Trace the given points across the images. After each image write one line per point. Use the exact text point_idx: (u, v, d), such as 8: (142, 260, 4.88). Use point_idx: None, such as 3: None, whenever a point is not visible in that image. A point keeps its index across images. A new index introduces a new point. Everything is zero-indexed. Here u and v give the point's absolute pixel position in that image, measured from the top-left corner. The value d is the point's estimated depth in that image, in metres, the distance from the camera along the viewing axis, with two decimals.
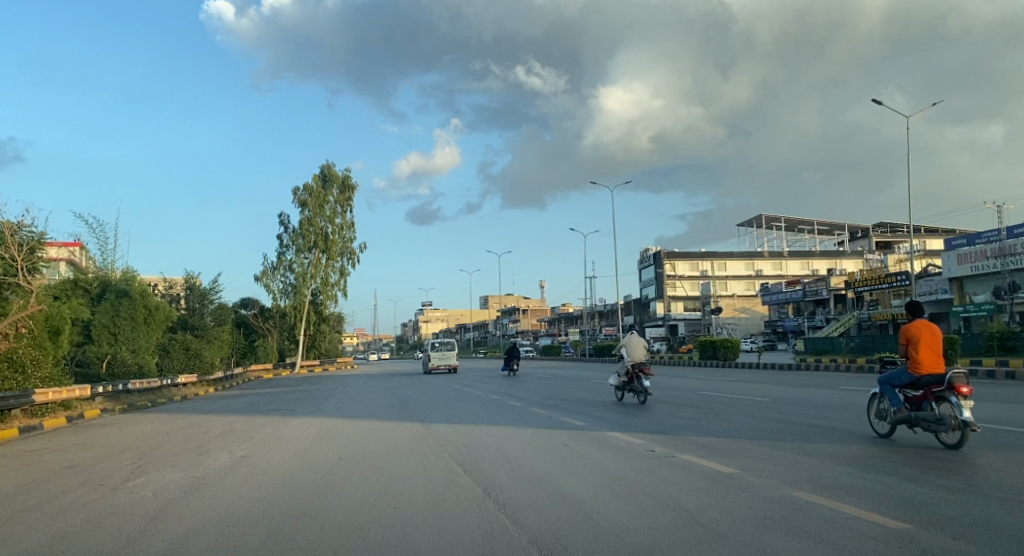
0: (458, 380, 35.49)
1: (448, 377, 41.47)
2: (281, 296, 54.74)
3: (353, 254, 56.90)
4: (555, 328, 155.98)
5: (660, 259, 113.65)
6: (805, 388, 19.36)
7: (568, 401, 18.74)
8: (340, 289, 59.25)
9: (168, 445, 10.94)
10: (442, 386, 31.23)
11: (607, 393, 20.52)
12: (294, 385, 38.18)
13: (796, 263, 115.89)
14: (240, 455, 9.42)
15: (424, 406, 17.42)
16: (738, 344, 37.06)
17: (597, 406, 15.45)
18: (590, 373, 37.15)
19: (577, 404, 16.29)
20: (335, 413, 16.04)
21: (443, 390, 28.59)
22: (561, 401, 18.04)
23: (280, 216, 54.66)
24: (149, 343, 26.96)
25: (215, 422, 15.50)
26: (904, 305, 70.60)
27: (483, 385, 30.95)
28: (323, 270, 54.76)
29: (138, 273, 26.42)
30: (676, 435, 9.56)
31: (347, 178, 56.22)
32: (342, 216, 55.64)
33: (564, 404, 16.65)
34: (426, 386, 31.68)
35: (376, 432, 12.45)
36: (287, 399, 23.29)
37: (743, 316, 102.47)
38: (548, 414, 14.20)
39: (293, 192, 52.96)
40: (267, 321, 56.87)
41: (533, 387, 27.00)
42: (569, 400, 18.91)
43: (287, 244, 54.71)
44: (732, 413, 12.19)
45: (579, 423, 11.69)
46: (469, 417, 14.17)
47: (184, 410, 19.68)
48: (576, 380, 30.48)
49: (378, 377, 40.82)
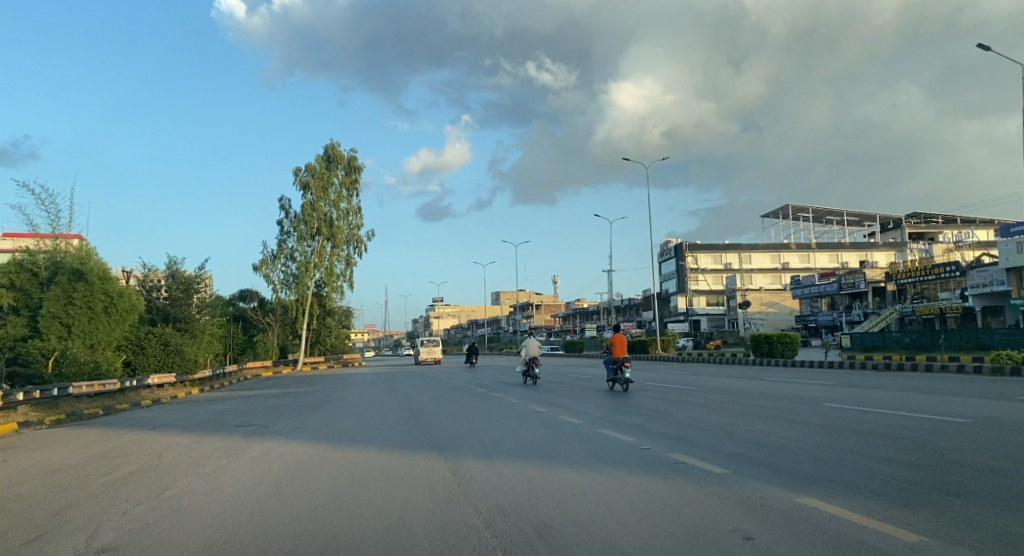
0: (477, 380, 31.13)
1: (465, 375, 37.19)
2: (282, 288, 50.49)
3: (359, 243, 52.62)
4: (570, 324, 151.05)
5: (682, 252, 108.78)
6: (938, 396, 14.88)
7: (629, 407, 14.47)
8: (346, 280, 55.04)
9: (22, 502, 6.49)
10: (459, 387, 26.99)
11: (674, 398, 16.00)
12: (292, 385, 33.86)
13: (824, 255, 110.50)
14: (105, 544, 4.93)
15: (445, 417, 13.23)
16: (798, 340, 32.46)
17: (685, 422, 11.17)
18: (626, 371, 32.78)
19: (655, 415, 12.04)
20: (326, 429, 11.88)
21: (463, 393, 24.35)
22: (624, 409, 13.77)
23: (281, 201, 50.34)
24: (112, 336, 22.59)
25: (160, 440, 11.38)
26: (954, 298, 65.35)
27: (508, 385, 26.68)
28: (327, 259, 50.46)
29: (96, 252, 21.98)
30: (938, 510, 4.97)
31: (354, 159, 51.80)
32: (348, 201, 51.25)
33: (634, 415, 12.41)
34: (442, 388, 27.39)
35: (384, 467, 8.31)
36: (272, 406, 18.94)
37: (772, 311, 95.83)
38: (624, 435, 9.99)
39: (295, 173, 48.48)
40: (267, 315, 52.66)
41: (569, 387, 22.66)
42: (633, 406, 14.66)
43: (288, 231, 50.39)
44: (926, 432, 7.96)
45: (698, 455, 7.46)
46: (512, 441, 9.96)
47: (136, 421, 15.40)
48: (617, 379, 26.18)
49: (387, 377, 36.50)
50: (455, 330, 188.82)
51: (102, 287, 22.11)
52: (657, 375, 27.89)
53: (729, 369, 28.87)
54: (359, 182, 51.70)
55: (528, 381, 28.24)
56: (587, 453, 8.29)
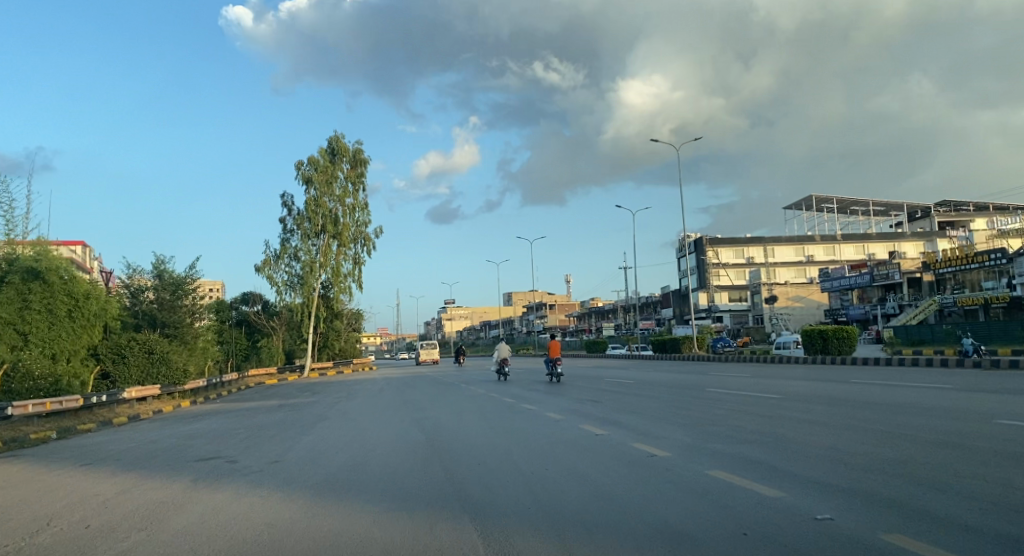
0: (499, 385, 28.02)
1: (483, 378, 33.94)
2: (287, 289, 47.42)
3: (367, 241, 49.59)
4: (586, 323, 147.38)
5: (701, 246, 105.15)
6: None
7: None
8: (354, 280, 52.11)
9: None
10: (478, 395, 23.86)
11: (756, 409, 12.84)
12: (294, 394, 30.84)
13: (850, 247, 106.47)
14: None
15: (475, 445, 10.04)
16: (856, 334, 29.07)
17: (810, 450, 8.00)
18: (664, 371, 29.55)
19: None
20: (312, 470, 8.66)
21: (484, 402, 21.14)
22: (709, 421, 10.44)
23: (283, 197, 47.30)
24: (76, 346, 19.56)
25: (81, 483, 8.23)
26: (1000, 287, 61.45)
27: (536, 390, 23.50)
28: (333, 258, 47.50)
29: (51, 246, 18.74)
30: None
31: (360, 152, 48.63)
32: (354, 196, 48.14)
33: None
34: (460, 395, 24.25)
35: (388, 550, 5.12)
36: (260, 424, 15.87)
37: (798, 306, 92.08)
38: (752, 471, 6.62)
39: (297, 167, 45.29)
40: (271, 319, 49.65)
41: (608, 389, 19.39)
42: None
43: (291, 229, 47.32)
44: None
45: (936, 544, 4.27)
46: (583, 497, 6.65)
47: (83, 449, 12.33)
48: (659, 380, 22.94)
49: (399, 384, 33.48)
50: (468, 331, 186.01)
51: (60, 289, 19.03)
52: (702, 375, 24.57)
53: (784, 370, 25.48)
54: (366, 175, 48.54)
55: (557, 385, 25.03)
56: (731, 532, 4.98)
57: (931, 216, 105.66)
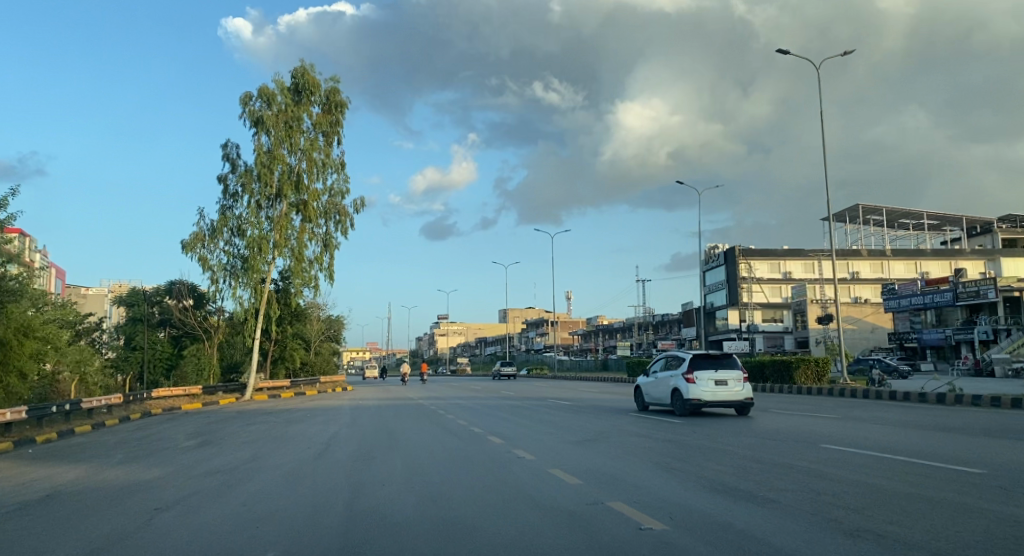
0: (557, 429, 14.87)
1: (508, 413, 20.74)
2: (225, 277, 34.34)
3: (342, 216, 36.67)
4: (593, 342, 134.03)
5: (734, 257, 92.42)
6: None
7: None
8: (324, 270, 39.20)
9: None
10: (535, 452, 10.64)
11: None
12: (180, 436, 17.33)
13: (901, 263, 94.13)
14: None
15: None
16: None
17: None
18: (840, 415, 16.58)
19: None
20: None
21: (571, 484, 7.76)
22: None
23: (225, 147, 34.10)
24: None
25: None
26: None
27: (671, 450, 10.26)
28: (294, 236, 34.59)
29: None
30: None
31: (335, 92, 35.47)
32: (325, 151, 35.04)
33: None
34: (497, 453, 10.88)
35: None
36: None
37: (850, 329, 79.27)
38: None
39: (243, 103, 32.09)
40: (205, 319, 36.15)
41: (984, 498, 6.13)
42: None
43: (234, 193, 34.04)
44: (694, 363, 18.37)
45: None
46: None
47: None
48: (961, 445, 9.79)
49: (369, 420, 20.18)
50: (462, 348, 173.08)
51: None
52: (999, 431, 11.56)
53: None
54: (344, 123, 35.44)
55: (696, 438, 11.72)
56: None
57: (994, 233, 93.97)
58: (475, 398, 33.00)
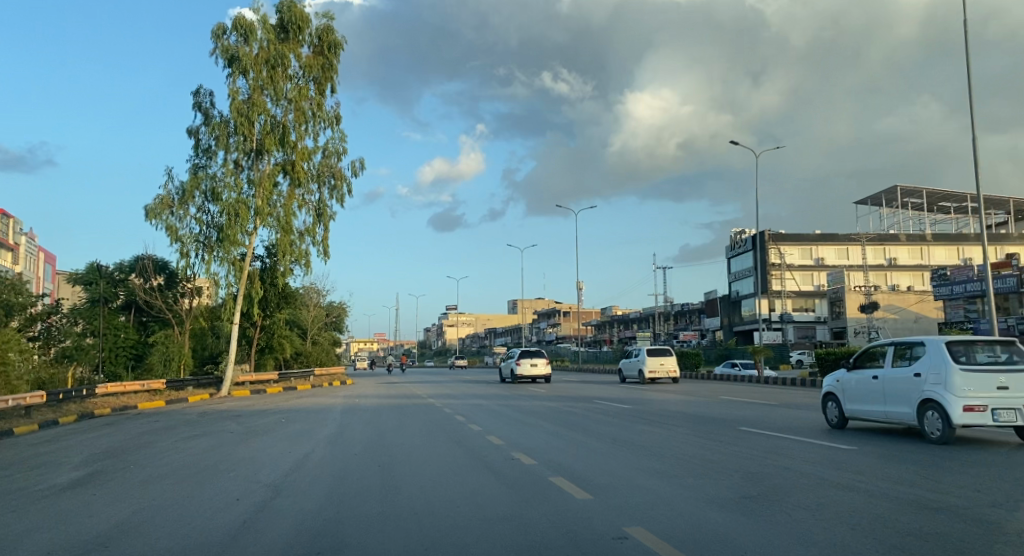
0: (651, 452, 9.19)
1: (546, 420, 15.25)
2: (197, 249, 28.85)
3: (337, 180, 31.07)
4: (607, 333, 127.91)
5: (763, 242, 86.08)
6: None
7: None
8: (317, 245, 33.63)
9: None
10: (675, 538, 5.12)
11: None
12: (79, 456, 11.75)
13: (942, 249, 87.82)
14: None
15: None
16: None
17: None
18: None
19: None
20: None
21: None
22: None
23: (196, 95, 28.49)
24: None
25: None
26: None
27: (988, 546, 4.65)
28: (280, 202, 29.05)
29: None
30: None
31: (329, 30, 29.75)
32: (316, 101, 29.37)
33: None
34: (593, 541, 5.22)
35: None
36: None
37: (894, 319, 72.97)
38: None
39: (215, 37, 26.58)
40: (177, 301, 30.78)
41: None
42: None
43: (206, 148, 28.46)
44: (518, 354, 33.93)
45: None
46: None
47: None
48: None
49: (351, 432, 14.46)
50: (471, 339, 167.56)
51: None
52: None
53: None
54: (338, 66, 29.75)
55: (965, 494, 6.07)
56: None
57: None
58: (491, 397, 27.28)
